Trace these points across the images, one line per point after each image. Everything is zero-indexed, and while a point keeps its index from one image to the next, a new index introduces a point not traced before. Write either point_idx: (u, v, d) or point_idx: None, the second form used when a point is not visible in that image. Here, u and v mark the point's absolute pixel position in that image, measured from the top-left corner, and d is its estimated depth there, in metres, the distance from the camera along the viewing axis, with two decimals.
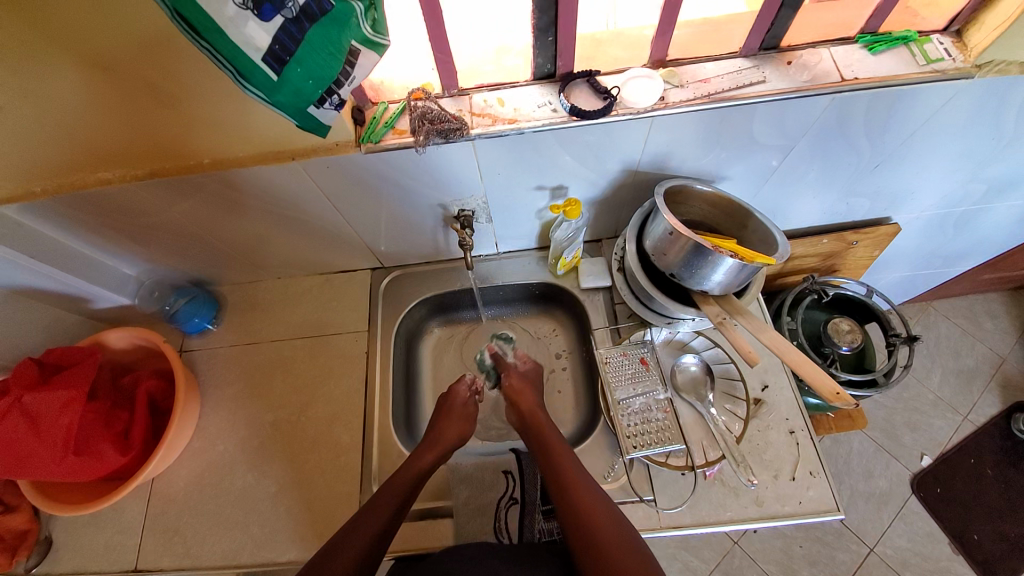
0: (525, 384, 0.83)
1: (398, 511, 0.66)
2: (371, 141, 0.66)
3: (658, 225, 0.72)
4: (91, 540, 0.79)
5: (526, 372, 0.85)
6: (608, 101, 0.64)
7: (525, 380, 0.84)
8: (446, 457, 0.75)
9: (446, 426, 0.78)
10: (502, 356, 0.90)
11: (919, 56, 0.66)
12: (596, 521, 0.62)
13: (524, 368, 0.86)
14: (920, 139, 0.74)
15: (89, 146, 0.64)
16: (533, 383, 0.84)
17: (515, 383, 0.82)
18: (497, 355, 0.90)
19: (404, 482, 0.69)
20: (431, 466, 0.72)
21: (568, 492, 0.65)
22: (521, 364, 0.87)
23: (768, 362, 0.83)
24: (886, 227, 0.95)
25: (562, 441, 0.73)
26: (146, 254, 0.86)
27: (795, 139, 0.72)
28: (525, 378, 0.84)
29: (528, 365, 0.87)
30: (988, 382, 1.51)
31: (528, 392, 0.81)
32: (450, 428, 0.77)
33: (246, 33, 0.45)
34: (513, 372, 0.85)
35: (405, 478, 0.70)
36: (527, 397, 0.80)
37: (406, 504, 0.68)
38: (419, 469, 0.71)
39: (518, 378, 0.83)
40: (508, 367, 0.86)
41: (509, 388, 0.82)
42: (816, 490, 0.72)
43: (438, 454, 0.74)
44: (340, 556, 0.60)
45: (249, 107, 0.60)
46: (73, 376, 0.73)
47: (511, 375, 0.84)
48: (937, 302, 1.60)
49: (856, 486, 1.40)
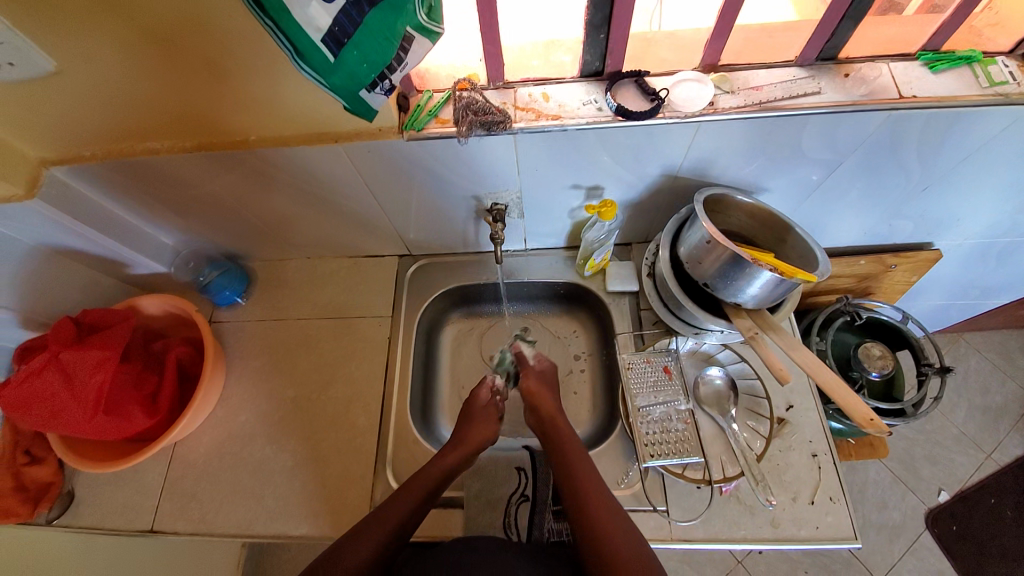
0: (543, 385, 0.82)
1: (410, 503, 0.66)
2: (414, 128, 0.66)
3: (695, 233, 0.71)
4: (112, 498, 0.81)
5: (544, 372, 0.86)
6: (656, 103, 0.63)
7: (542, 380, 0.84)
8: (473, 455, 0.75)
9: (482, 424, 0.78)
10: (524, 355, 0.91)
11: (982, 78, 0.63)
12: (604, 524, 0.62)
13: (542, 367, 0.87)
14: (975, 164, 0.71)
15: (140, 115, 0.66)
16: (549, 383, 0.84)
17: (533, 383, 0.82)
18: (519, 353, 0.92)
19: (430, 479, 0.70)
20: (455, 468, 0.72)
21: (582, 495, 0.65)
22: (538, 363, 0.88)
23: (795, 383, 0.81)
24: (927, 253, 0.92)
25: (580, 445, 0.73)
26: (184, 224, 0.88)
27: (843, 155, 0.70)
28: (543, 377, 0.84)
29: (545, 364, 0.87)
30: (1017, 421, 1.45)
31: (546, 394, 0.81)
32: (479, 428, 0.78)
33: (309, 13, 0.45)
34: (532, 373, 0.85)
35: (430, 475, 0.70)
36: (546, 400, 0.80)
37: (430, 500, 0.68)
38: (442, 469, 0.71)
39: (535, 379, 0.83)
40: (527, 366, 0.87)
41: (525, 389, 0.82)
42: (835, 517, 0.71)
43: (464, 453, 0.74)
44: (357, 545, 0.60)
45: (297, 87, 0.61)
46: (108, 337, 0.76)
47: (530, 376, 0.84)
48: (968, 335, 1.55)
49: (869, 516, 1.37)
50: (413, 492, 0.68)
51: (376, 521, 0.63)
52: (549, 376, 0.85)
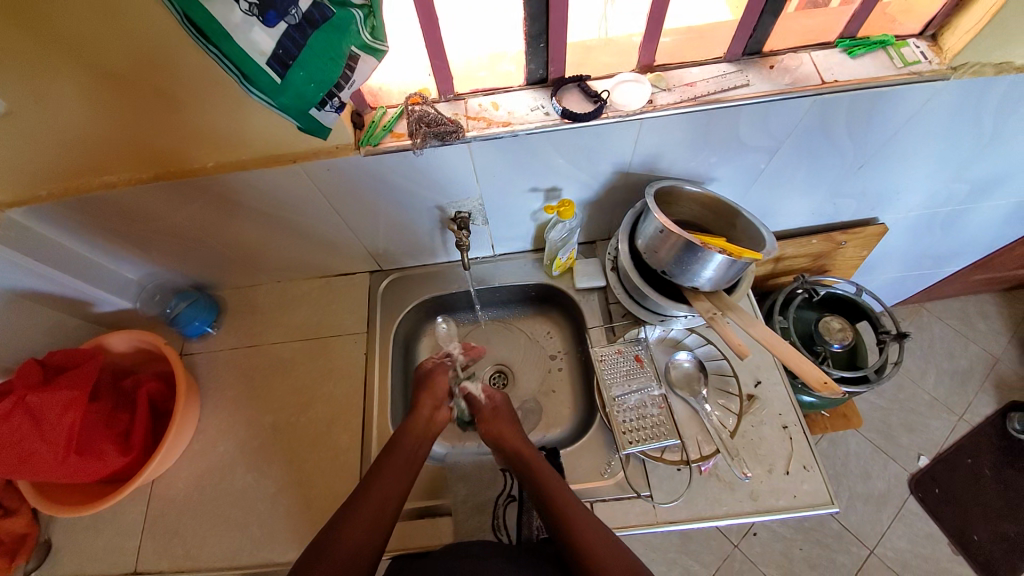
0: (502, 421, 0.81)
1: (395, 484, 0.68)
2: (370, 144, 0.68)
3: (649, 225, 0.74)
4: (91, 543, 0.79)
5: (500, 407, 0.83)
6: (599, 104, 0.67)
7: (500, 419, 0.81)
8: (433, 429, 0.77)
9: (440, 375, 0.85)
10: (474, 396, 0.85)
11: (896, 59, 0.68)
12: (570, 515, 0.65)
13: (496, 400, 0.84)
14: (901, 140, 0.77)
15: (94, 150, 0.66)
16: (507, 416, 0.82)
17: (492, 423, 0.80)
18: (470, 397, 0.85)
19: (412, 445, 0.74)
20: (420, 441, 0.75)
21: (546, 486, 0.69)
22: (490, 400, 0.85)
23: (761, 359, 0.84)
24: (873, 228, 0.97)
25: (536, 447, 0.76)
26: (148, 257, 0.88)
27: (780, 140, 0.74)
28: (501, 415, 0.82)
29: (497, 399, 0.85)
30: (983, 382, 1.52)
31: (509, 431, 0.79)
32: (443, 382, 0.84)
33: (251, 38, 0.47)
34: (488, 416, 0.81)
35: (411, 441, 0.74)
36: (513, 437, 0.78)
37: (416, 465, 0.72)
38: (409, 446, 0.73)
39: (495, 420, 0.81)
40: (481, 411, 0.83)
41: (487, 431, 0.80)
42: (810, 484, 0.73)
43: (438, 399, 0.81)
44: (347, 531, 0.62)
45: (252, 112, 0.62)
46: (75, 376, 0.75)
47: (485, 418, 0.81)
48: (929, 304, 1.62)
49: (854, 487, 1.41)
50: (391, 466, 0.70)
51: (362, 503, 0.65)
52: (504, 409, 0.83)
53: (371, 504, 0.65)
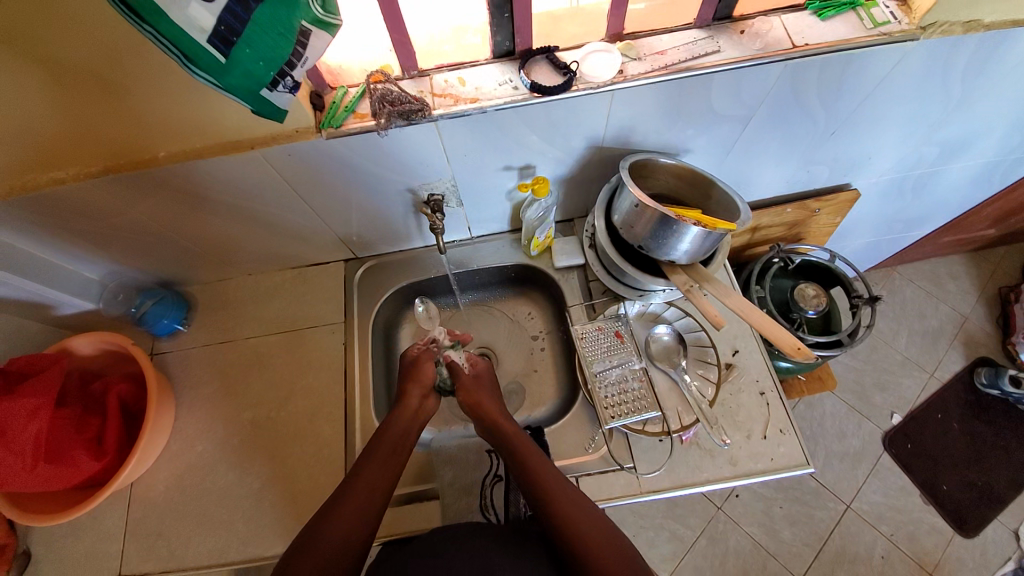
0: (479, 386, 0.81)
1: (387, 475, 0.68)
2: (332, 126, 0.65)
3: (625, 200, 0.73)
4: (71, 550, 0.77)
5: (480, 375, 0.84)
6: (568, 76, 0.65)
7: (479, 385, 0.81)
8: (421, 417, 0.77)
9: (428, 362, 0.82)
10: (457, 364, 0.84)
11: (867, 20, 0.68)
12: (552, 490, 0.65)
13: (478, 367, 0.85)
14: (873, 104, 0.76)
15: (32, 141, 0.61)
16: (485, 381, 0.83)
17: (470, 391, 0.80)
18: (453, 365, 0.84)
19: (398, 434, 0.73)
20: (408, 431, 0.74)
21: (527, 463, 0.69)
22: (473, 366, 0.85)
23: (738, 328, 0.86)
24: (845, 194, 0.98)
25: (517, 424, 0.76)
26: (109, 255, 0.84)
27: (752, 109, 0.73)
28: (482, 382, 0.82)
29: (480, 366, 0.85)
30: (952, 340, 1.58)
31: (485, 398, 0.79)
32: (429, 367, 0.81)
33: (188, 13, 0.44)
34: (468, 384, 0.81)
35: (398, 429, 0.73)
36: (490, 404, 0.78)
37: (405, 455, 0.72)
38: (392, 436, 0.72)
39: (474, 387, 0.81)
40: (462, 378, 0.82)
41: (466, 399, 0.79)
42: (786, 446, 0.75)
43: (425, 388, 0.79)
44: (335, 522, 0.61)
45: (205, 95, 0.59)
46: (39, 384, 0.71)
47: (465, 385, 0.81)
48: (901, 267, 1.67)
49: (831, 447, 1.46)
50: (377, 452, 0.70)
51: (348, 492, 0.65)
52: (486, 378, 0.83)
53: (356, 495, 0.65)
